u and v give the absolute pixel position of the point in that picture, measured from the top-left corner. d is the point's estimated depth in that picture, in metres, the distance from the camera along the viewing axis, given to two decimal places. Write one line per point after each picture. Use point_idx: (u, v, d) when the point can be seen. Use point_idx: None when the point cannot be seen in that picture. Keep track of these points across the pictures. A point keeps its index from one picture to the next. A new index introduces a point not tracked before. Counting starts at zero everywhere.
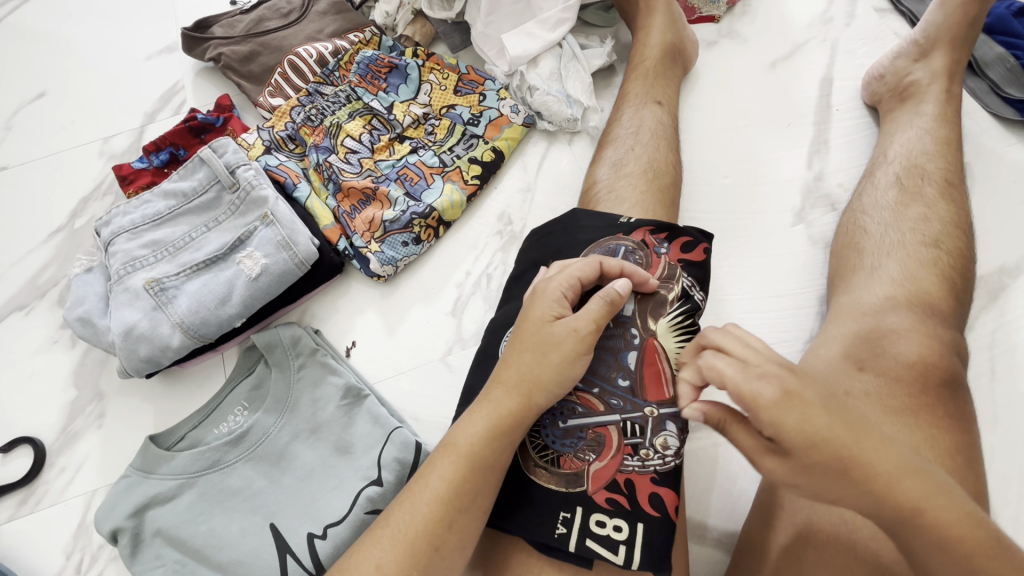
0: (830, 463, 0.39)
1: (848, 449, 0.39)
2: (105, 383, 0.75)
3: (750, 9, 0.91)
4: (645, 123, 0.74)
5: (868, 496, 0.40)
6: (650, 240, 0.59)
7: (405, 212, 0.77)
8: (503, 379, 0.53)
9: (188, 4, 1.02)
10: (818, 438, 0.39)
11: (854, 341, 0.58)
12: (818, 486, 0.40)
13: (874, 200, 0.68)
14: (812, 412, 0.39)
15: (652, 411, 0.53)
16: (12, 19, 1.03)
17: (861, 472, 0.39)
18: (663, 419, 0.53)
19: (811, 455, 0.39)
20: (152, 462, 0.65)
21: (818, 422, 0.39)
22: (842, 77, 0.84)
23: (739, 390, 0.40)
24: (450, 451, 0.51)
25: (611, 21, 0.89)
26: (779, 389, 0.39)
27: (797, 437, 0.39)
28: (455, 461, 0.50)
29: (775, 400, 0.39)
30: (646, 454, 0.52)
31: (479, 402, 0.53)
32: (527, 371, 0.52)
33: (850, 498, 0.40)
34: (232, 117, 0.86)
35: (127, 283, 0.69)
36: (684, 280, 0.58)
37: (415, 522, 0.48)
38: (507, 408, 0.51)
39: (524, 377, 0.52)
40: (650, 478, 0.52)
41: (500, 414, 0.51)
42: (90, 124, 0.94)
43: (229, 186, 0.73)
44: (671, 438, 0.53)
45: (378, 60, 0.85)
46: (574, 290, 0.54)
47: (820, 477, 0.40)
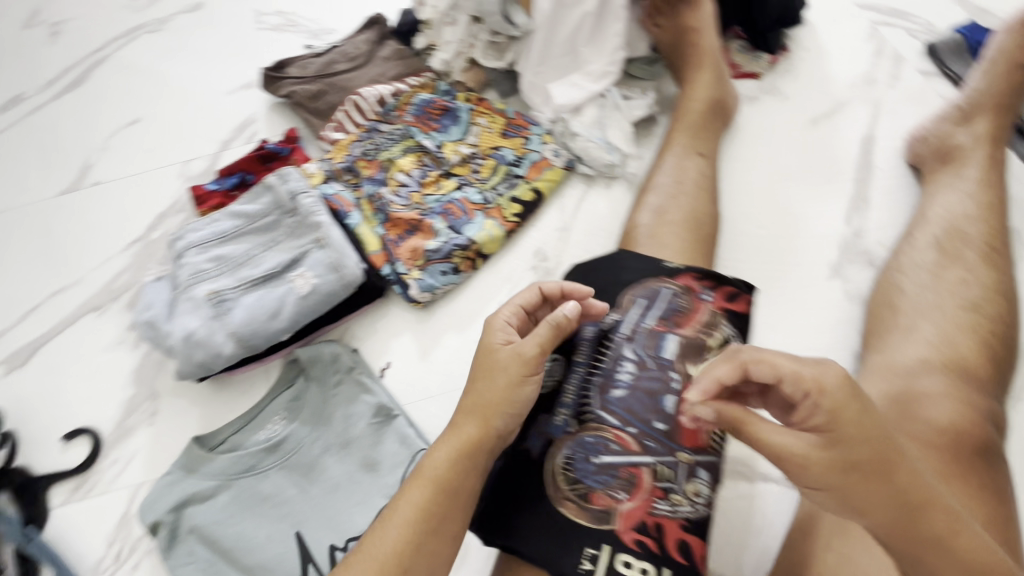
0: (873, 460, 0.44)
1: (888, 448, 0.44)
2: (159, 384, 0.81)
3: (794, 67, 0.93)
4: (686, 171, 0.77)
5: (895, 501, 0.44)
6: (694, 286, 0.62)
7: (446, 243, 0.82)
8: (467, 407, 0.55)
9: (270, 47, 1.14)
10: (867, 431, 0.44)
11: (889, 400, 0.57)
12: (855, 484, 0.44)
13: (912, 260, 0.68)
14: (865, 406, 0.45)
15: (685, 457, 0.55)
16: (119, 57, 1.18)
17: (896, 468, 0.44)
18: (694, 466, 0.55)
19: (858, 443, 0.44)
20: (194, 462, 0.69)
21: (866, 417, 0.45)
22: (884, 136, 0.86)
23: (801, 376, 0.46)
24: (418, 479, 0.53)
25: (653, 74, 0.93)
26: (838, 377, 0.45)
27: (852, 428, 0.44)
28: (423, 486, 0.53)
29: (839, 386, 0.45)
30: (676, 500, 0.54)
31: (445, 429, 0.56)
32: (482, 397, 0.55)
33: (879, 500, 0.44)
34: (297, 149, 0.95)
35: (191, 292, 0.75)
36: (726, 329, 0.60)
37: (391, 545, 0.50)
38: (469, 434, 0.54)
39: (484, 405, 0.55)
40: (680, 524, 0.53)
41: (462, 439, 0.54)
42: (174, 149, 1.05)
43: (290, 212, 0.78)
44: (702, 486, 0.55)
45: (432, 103, 0.93)
46: (520, 316, 0.59)
47: (857, 471, 0.44)
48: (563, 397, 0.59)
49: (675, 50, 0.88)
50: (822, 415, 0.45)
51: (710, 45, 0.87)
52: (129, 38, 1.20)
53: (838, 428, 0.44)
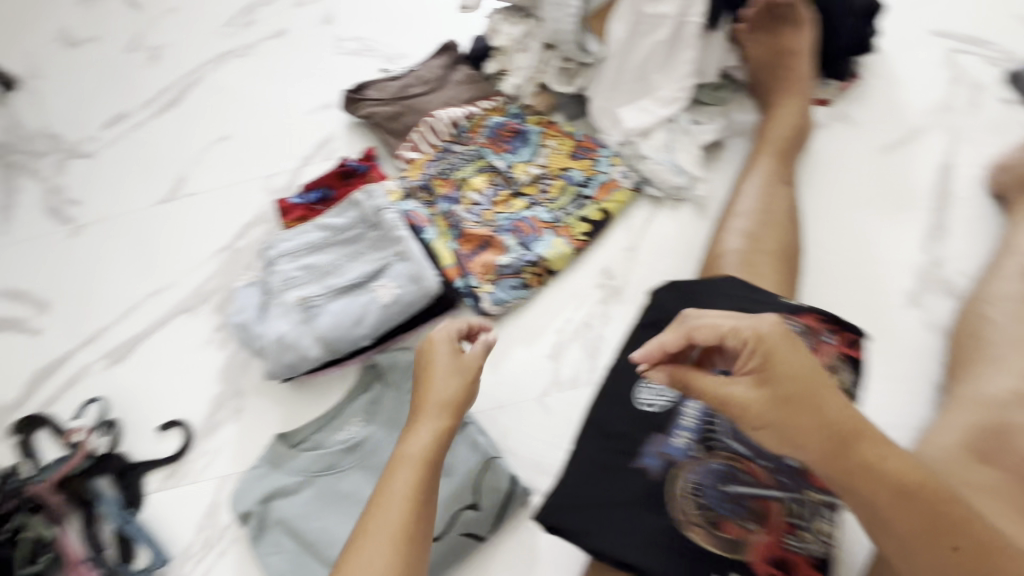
0: (803, 397, 0.46)
1: (815, 387, 0.46)
2: (244, 382, 0.86)
3: (865, 93, 0.93)
4: (774, 194, 0.76)
5: (830, 439, 0.45)
6: (818, 328, 0.57)
7: (517, 259, 0.85)
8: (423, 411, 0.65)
9: (348, 71, 1.22)
10: (798, 372, 0.47)
11: (977, 430, 0.57)
12: (789, 423, 0.46)
13: (998, 290, 0.67)
14: (797, 351, 0.47)
15: (813, 496, 0.54)
16: (211, 79, 1.28)
17: (825, 407, 0.46)
18: (822, 505, 0.54)
19: (790, 384, 0.46)
20: (280, 458, 0.75)
21: (798, 360, 0.47)
22: (963, 164, 0.84)
23: (738, 329, 0.48)
24: (403, 462, 0.61)
25: (720, 100, 0.94)
26: (772, 324, 0.48)
27: (782, 370, 0.46)
28: (412, 468, 0.60)
29: (773, 333, 0.47)
30: (804, 536, 0.54)
31: (415, 423, 0.64)
32: (449, 395, 0.66)
33: (812, 439, 0.46)
34: (374, 167, 1.00)
35: (283, 297, 0.81)
36: (844, 375, 0.57)
37: (395, 518, 0.57)
38: (442, 426, 0.64)
39: (439, 404, 0.65)
40: (806, 560, 0.53)
41: (438, 429, 0.63)
42: (260, 164, 1.13)
43: (374, 226, 0.83)
44: (827, 525, 0.54)
45: (504, 126, 0.97)
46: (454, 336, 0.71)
47: (790, 409, 0.46)
48: (683, 421, 0.59)
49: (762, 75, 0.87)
50: (757, 359, 0.47)
51: (804, 71, 0.87)
52: (220, 61, 1.30)
53: (770, 369, 0.47)
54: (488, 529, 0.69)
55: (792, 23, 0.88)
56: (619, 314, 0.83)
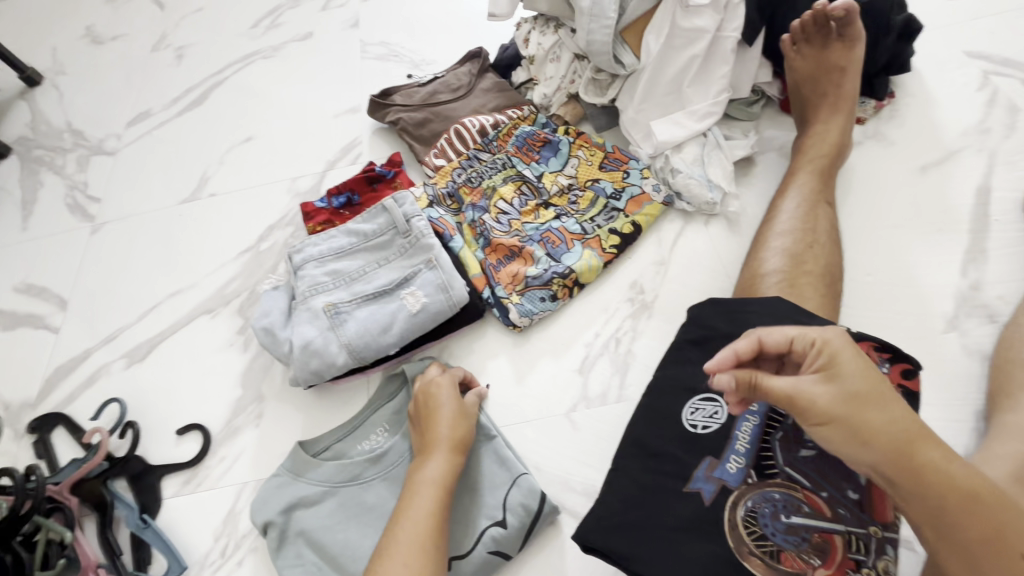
0: (874, 395, 0.46)
1: (884, 388, 0.46)
2: (265, 387, 0.85)
3: (899, 113, 0.92)
4: (814, 213, 0.74)
5: (903, 439, 0.45)
6: (872, 357, 0.56)
7: (546, 271, 0.83)
8: (432, 444, 0.68)
9: (374, 75, 1.22)
10: (868, 373, 0.47)
11: (1022, 463, 0.56)
12: (865, 421, 0.45)
13: None
14: (863, 357, 0.48)
15: (876, 531, 0.52)
16: (236, 80, 1.28)
17: (895, 407, 0.46)
18: (885, 541, 0.51)
19: (862, 383, 0.46)
20: (301, 467, 0.73)
21: (866, 364, 0.48)
22: (1001, 188, 0.83)
23: (808, 333, 0.50)
24: (421, 488, 0.64)
25: (752, 116, 0.94)
26: (839, 333, 0.50)
27: (855, 369, 0.47)
28: (432, 494, 0.64)
29: (842, 338, 0.49)
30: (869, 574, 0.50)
31: (427, 455, 0.67)
32: (458, 430, 0.69)
33: (885, 437, 0.45)
34: (401, 172, 1.00)
35: (309, 303, 0.79)
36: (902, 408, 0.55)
37: (417, 534, 0.60)
38: (452, 459, 0.67)
39: (447, 439, 0.68)
40: None
41: (450, 462, 0.67)
42: (284, 167, 1.12)
43: (403, 232, 0.82)
44: (891, 564, 0.51)
45: (534, 135, 0.96)
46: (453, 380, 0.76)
47: (864, 407, 0.45)
48: (736, 445, 0.57)
49: (798, 95, 0.87)
50: (827, 359, 0.48)
51: (851, 89, 0.84)
52: (245, 63, 1.30)
53: (837, 369, 0.47)
54: (515, 547, 0.67)
55: (845, 38, 0.83)
56: (648, 329, 0.81)
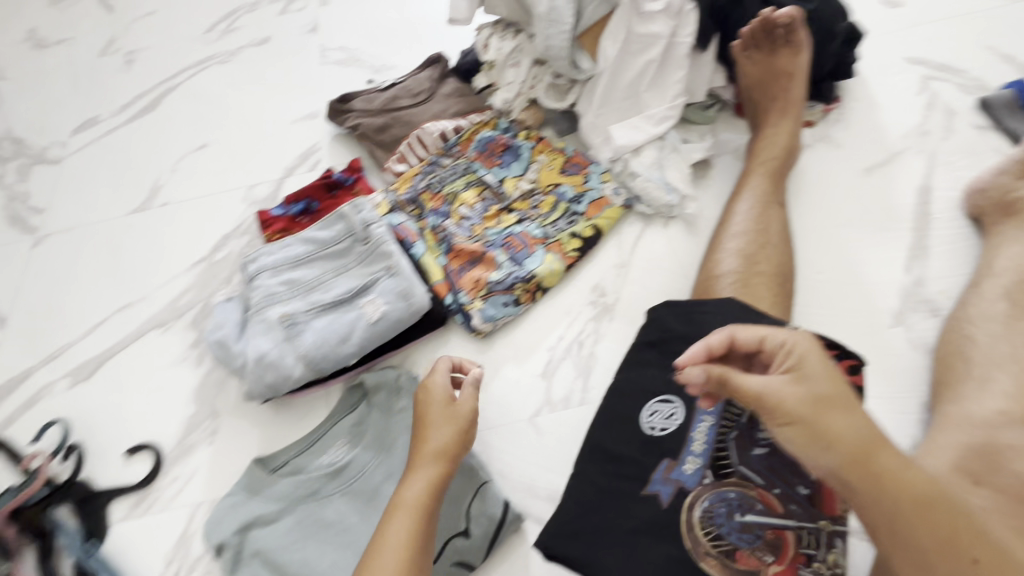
0: (835, 398, 0.46)
1: (846, 391, 0.47)
2: (220, 403, 0.82)
3: (846, 116, 0.96)
4: (765, 214, 0.76)
5: (858, 441, 0.45)
6: None
7: (509, 275, 0.83)
8: (419, 454, 0.63)
9: (333, 81, 1.20)
10: (832, 377, 0.47)
11: (964, 452, 0.57)
12: (822, 421, 0.46)
13: (981, 311, 0.68)
14: (831, 362, 0.49)
15: (826, 526, 0.53)
16: (189, 85, 1.24)
17: (854, 410, 0.46)
18: (835, 535, 0.52)
19: (824, 384, 0.47)
20: (258, 484, 0.71)
21: (832, 369, 0.48)
22: (941, 187, 0.87)
23: (778, 333, 0.51)
24: (398, 510, 0.59)
25: (708, 119, 0.96)
26: (809, 337, 0.51)
27: (818, 370, 0.48)
28: (406, 516, 0.58)
29: (811, 341, 0.50)
30: (819, 567, 0.52)
31: (410, 470, 0.62)
32: (441, 441, 0.64)
33: (839, 437, 0.45)
34: (361, 178, 0.98)
35: (264, 314, 0.77)
36: None
37: (390, 566, 0.55)
38: (433, 473, 0.62)
39: (435, 449, 0.63)
40: None
41: (432, 478, 0.61)
42: (240, 174, 1.09)
43: (362, 239, 0.81)
44: (841, 556, 0.52)
45: (495, 141, 0.97)
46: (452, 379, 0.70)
47: (822, 406, 0.46)
48: (693, 446, 0.57)
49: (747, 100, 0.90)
50: (793, 359, 0.49)
51: (799, 94, 0.87)
52: (199, 67, 1.26)
53: (804, 370, 0.48)
54: (479, 557, 0.66)
55: (791, 45, 0.86)
56: (610, 332, 0.82)
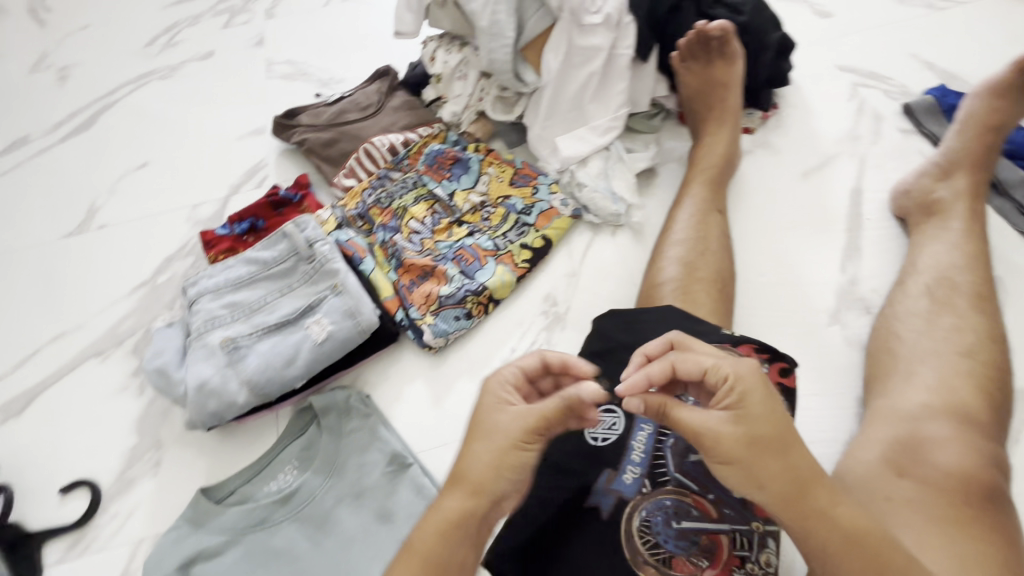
0: (774, 440, 0.45)
1: (786, 433, 0.45)
2: (164, 432, 0.79)
3: (783, 123, 1.00)
4: (705, 221, 0.78)
5: (794, 483, 0.45)
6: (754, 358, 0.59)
7: (459, 289, 0.83)
8: (459, 472, 0.50)
9: (281, 95, 1.18)
10: (772, 417, 0.46)
11: (895, 446, 0.59)
12: (761, 466, 0.45)
13: (907, 308, 0.71)
14: (773, 396, 0.47)
15: (758, 526, 0.54)
16: (128, 101, 1.20)
17: (793, 452, 0.45)
18: (766, 535, 0.54)
19: (764, 427, 0.45)
20: (202, 516, 0.68)
21: (774, 407, 0.46)
22: (871, 189, 0.91)
23: (720, 366, 0.48)
24: (405, 558, 0.48)
25: (653, 128, 0.99)
26: (752, 368, 0.48)
27: (758, 411, 0.46)
28: (410, 568, 0.47)
29: (753, 375, 0.48)
30: (752, 569, 0.53)
31: (436, 499, 0.51)
32: (478, 465, 0.50)
33: (776, 480, 0.45)
34: (308, 195, 0.97)
35: (205, 339, 0.75)
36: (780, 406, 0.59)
37: None
38: (456, 509, 0.49)
39: (479, 467, 0.50)
40: None
41: (451, 515, 0.49)
42: (183, 193, 1.06)
43: (307, 258, 0.80)
44: (774, 556, 0.54)
45: (444, 153, 0.96)
46: (519, 382, 0.55)
47: (760, 451, 0.45)
48: (632, 455, 0.59)
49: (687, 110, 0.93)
50: (734, 398, 0.47)
51: (735, 103, 0.90)
52: (139, 83, 1.22)
53: (745, 411, 0.46)
54: None
55: (726, 56, 0.89)
56: (562, 341, 0.83)
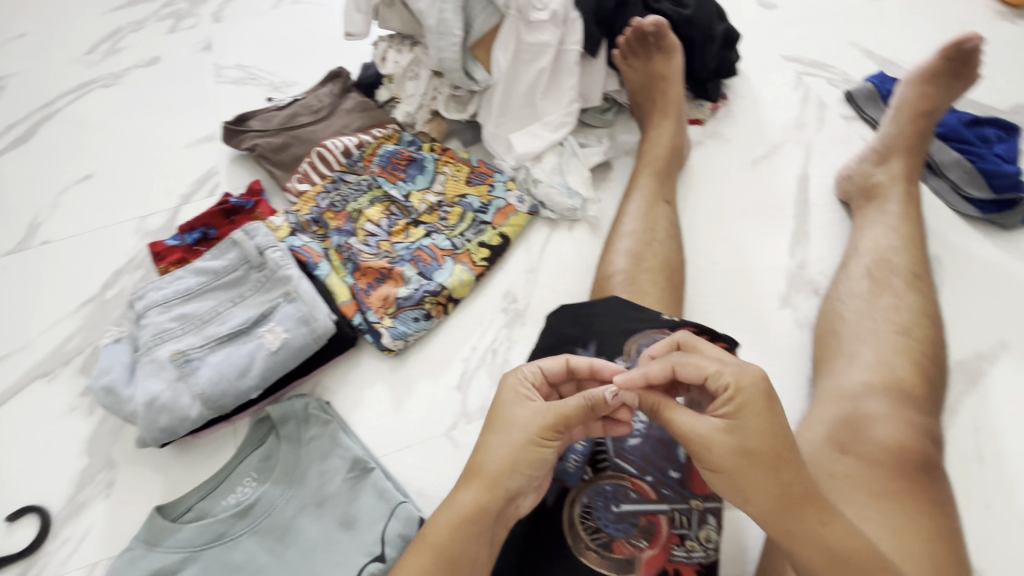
0: (767, 455, 0.47)
1: (781, 448, 0.47)
2: (116, 452, 0.76)
3: (732, 113, 1.02)
4: (655, 215, 0.80)
5: (781, 496, 0.46)
6: None
7: (417, 290, 0.83)
8: (476, 465, 0.54)
9: (230, 100, 1.15)
10: (769, 431, 0.47)
11: (838, 423, 0.61)
12: (749, 477, 0.47)
13: (849, 289, 0.74)
14: (775, 409, 0.48)
15: (697, 504, 0.56)
16: (69, 111, 1.15)
17: (786, 466, 0.47)
18: (706, 512, 0.56)
19: (758, 440, 0.47)
20: (158, 535, 0.66)
21: (772, 420, 0.47)
22: (816, 175, 0.94)
23: (723, 376, 0.49)
24: (422, 546, 0.52)
25: (607, 122, 1.00)
26: (757, 379, 0.49)
27: (754, 425, 0.47)
28: (425, 556, 0.51)
29: (755, 387, 0.48)
30: (691, 545, 0.55)
31: (455, 490, 0.54)
32: (495, 457, 0.54)
33: (765, 493, 0.46)
34: (261, 202, 0.94)
35: (154, 353, 0.73)
36: None
37: None
38: (475, 499, 0.53)
39: (494, 463, 0.53)
40: (695, 569, 0.54)
41: (469, 506, 0.52)
42: (131, 204, 1.02)
43: (258, 266, 0.78)
44: (713, 532, 0.56)
45: (398, 154, 0.95)
46: (538, 382, 0.57)
47: (751, 463, 0.47)
48: (575, 444, 0.60)
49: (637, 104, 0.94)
50: (732, 408, 0.48)
51: (677, 94, 0.91)
52: (81, 92, 1.18)
53: (739, 422, 0.48)
54: None
55: (663, 50, 0.91)
56: (523, 337, 0.83)
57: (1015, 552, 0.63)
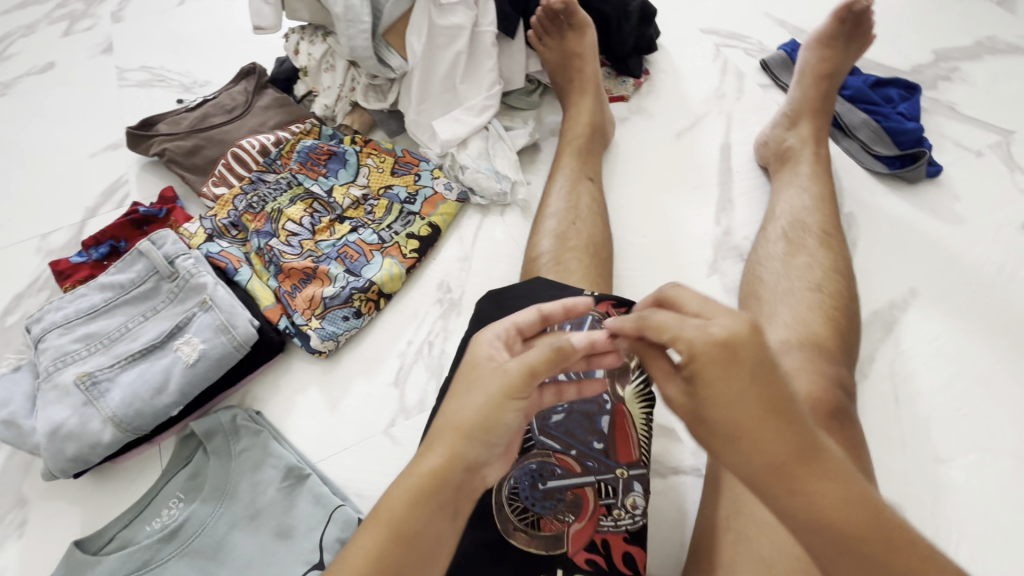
0: (727, 427, 0.42)
1: (747, 417, 0.41)
2: (28, 488, 0.71)
3: (655, 88, 1.03)
4: (579, 192, 0.80)
5: (750, 466, 0.42)
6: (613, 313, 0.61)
7: (344, 288, 0.80)
8: (437, 428, 0.49)
9: (136, 104, 1.08)
10: (731, 400, 0.41)
11: None
12: (713, 445, 0.43)
13: (768, 252, 0.76)
14: (740, 374, 0.41)
15: (622, 472, 0.57)
16: None
17: (752, 438, 0.41)
18: (631, 479, 0.57)
19: (717, 409, 0.42)
20: (77, 570, 0.62)
21: (734, 386, 0.41)
22: (737, 143, 0.96)
23: (677, 339, 0.43)
24: (374, 521, 0.47)
25: (532, 104, 0.99)
26: (716, 340, 0.42)
27: (710, 393, 0.42)
28: (378, 529, 0.46)
29: (711, 351, 0.42)
30: (618, 514, 0.55)
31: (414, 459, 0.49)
32: (455, 420, 0.48)
33: (732, 462, 0.43)
34: (175, 209, 0.89)
35: (57, 379, 0.68)
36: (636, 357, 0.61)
37: None
38: (432, 467, 0.47)
39: (456, 425, 0.48)
40: (623, 537, 0.54)
41: (426, 474, 0.47)
42: (30, 222, 0.95)
43: (168, 276, 0.74)
44: (640, 498, 0.56)
45: (317, 149, 0.91)
46: (511, 338, 0.52)
47: (710, 432, 0.43)
48: None
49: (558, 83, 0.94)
50: (688, 374, 0.43)
51: (593, 70, 0.91)
52: None
53: (698, 390, 0.43)
54: None
55: (575, 27, 0.90)
56: (458, 326, 0.81)
57: (932, 484, 0.67)
